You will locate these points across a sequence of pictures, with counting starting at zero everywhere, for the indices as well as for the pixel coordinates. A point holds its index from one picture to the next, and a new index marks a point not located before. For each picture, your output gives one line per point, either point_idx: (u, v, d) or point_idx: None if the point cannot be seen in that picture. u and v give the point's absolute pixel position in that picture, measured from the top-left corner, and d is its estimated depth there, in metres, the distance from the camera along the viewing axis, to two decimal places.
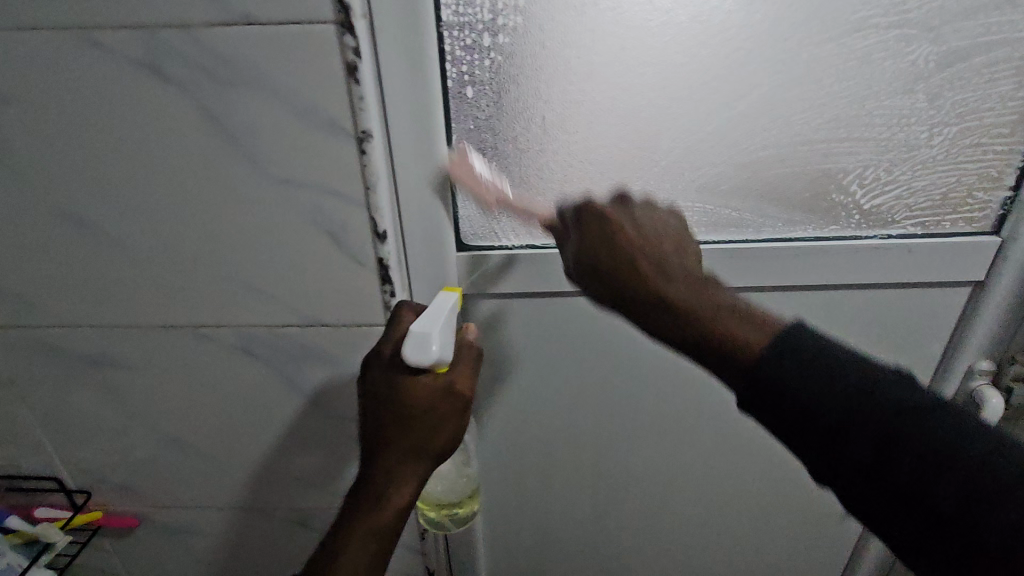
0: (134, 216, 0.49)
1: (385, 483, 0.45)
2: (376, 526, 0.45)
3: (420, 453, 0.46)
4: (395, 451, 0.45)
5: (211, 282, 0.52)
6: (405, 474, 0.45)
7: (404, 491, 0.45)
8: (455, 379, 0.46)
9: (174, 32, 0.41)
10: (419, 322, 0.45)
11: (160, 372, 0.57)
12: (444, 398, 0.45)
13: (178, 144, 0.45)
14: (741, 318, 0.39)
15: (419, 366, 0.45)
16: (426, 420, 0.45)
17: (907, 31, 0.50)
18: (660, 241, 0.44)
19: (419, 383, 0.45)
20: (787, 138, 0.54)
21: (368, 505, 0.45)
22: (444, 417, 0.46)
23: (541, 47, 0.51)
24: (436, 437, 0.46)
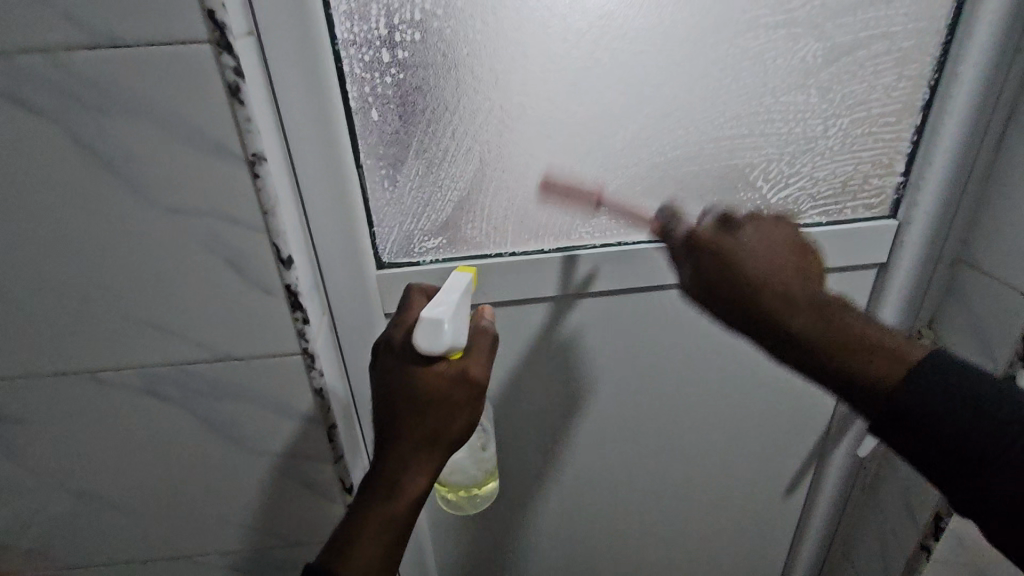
0: (7, 257, 0.44)
1: (399, 473, 0.43)
2: (386, 521, 0.43)
3: (434, 442, 0.44)
4: (408, 438, 0.44)
5: (105, 323, 0.48)
6: (420, 465, 0.44)
7: (419, 480, 0.44)
8: (467, 367, 0.44)
9: (30, 58, 0.38)
10: (431, 308, 0.42)
11: (58, 424, 0.53)
12: (457, 384, 0.43)
13: (49, 177, 0.42)
14: (889, 356, 0.42)
15: (431, 353, 0.42)
16: (439, 407, 0.43)
17: (794, 30, 0.51)
18: (779, 268, 0.45)
19: (431, 370, 0.43)
20: (693, 136, 0.55)
21: (380, 497, 0.43)
22: (458, 406, 0.43)
23: (443, 58, 0.50)
24: (449, 426, 0.44)
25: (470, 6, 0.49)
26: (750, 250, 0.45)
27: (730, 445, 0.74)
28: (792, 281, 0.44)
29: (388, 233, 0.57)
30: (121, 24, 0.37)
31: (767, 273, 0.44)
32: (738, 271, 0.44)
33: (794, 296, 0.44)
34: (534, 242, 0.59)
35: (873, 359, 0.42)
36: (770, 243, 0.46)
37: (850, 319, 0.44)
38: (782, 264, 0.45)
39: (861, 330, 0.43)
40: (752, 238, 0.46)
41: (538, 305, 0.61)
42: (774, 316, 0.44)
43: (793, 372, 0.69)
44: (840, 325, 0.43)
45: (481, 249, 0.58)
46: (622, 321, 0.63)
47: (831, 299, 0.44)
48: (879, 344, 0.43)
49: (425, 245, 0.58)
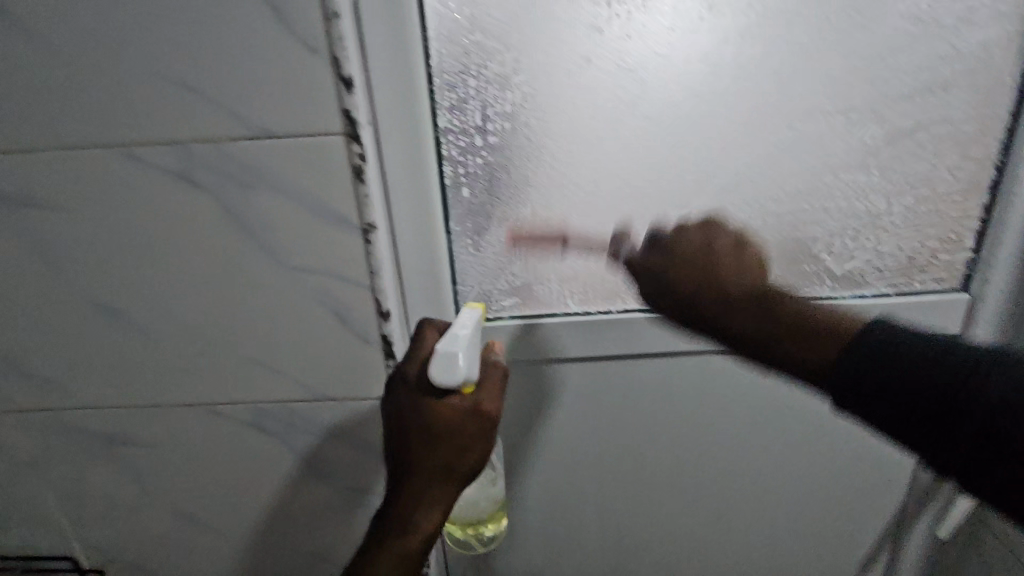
0: (158, 302, 0.53)
1: (414, 508, 0.45)
2: (402, 555, 0.45)
3: (449, 477, 0.46)
4: (424, 473, 0.46)
5: (228, 361, 0.55)
6: (431, 500, 0.46)
7: (431, 517, 0.46)
8: (479, 399, 0.46)
9: (203, 145, 0.47)
10: (444, 341, 0.46)
11: (175, 449, 0.60)
12: (471, 416, 0.46)
13: (201, 240, 0.51)
14: (818, 329, 0.42)
15: (445, 387, 0.46)
16: (453, 443, 0.46)
17: (853, 115, 0.55)
18: (722, 255, 0.47)
19: (446, 404, 0.46)
20: (755, 209, 0.59)
21: (396, 533, 0.45)
22: (473, 440, 0.46)
23: (528, 140, 0.57)
24: (463, 461, 0.46)
25: (551, 98, 0.56)
26: (681, 240, 0.48)
27: (798, 516, 0.73)
28: (736, 277, 0.46)
29: (470, 292, 0.62)
30: (273, 120, 0.46)
31: (712, 269, 0.46)
32: (682, 292, 0.47)
33: (731, 295, 0.45)
34: (601, 302, 0.63)
35: (816, 337, 0.42)
36: (710, 230, 0.48)
37: (790, 306, 0.44)
38: (706, 248, 0.48)
39: (800, 307, 0.44)
40: (681, 231, 0.49)
41: (604, 362, 0.64)
42: (729, 334, 0.45)
43: (863, 442, 0.68)
44: (779, 307, 0.44)
45: (552, 308, 0.63)
46: (686, 382, 0.65)
47: (760, 287, 0.45)
48: (818, 318, 0.43)
49: (501, 304, 0.63)
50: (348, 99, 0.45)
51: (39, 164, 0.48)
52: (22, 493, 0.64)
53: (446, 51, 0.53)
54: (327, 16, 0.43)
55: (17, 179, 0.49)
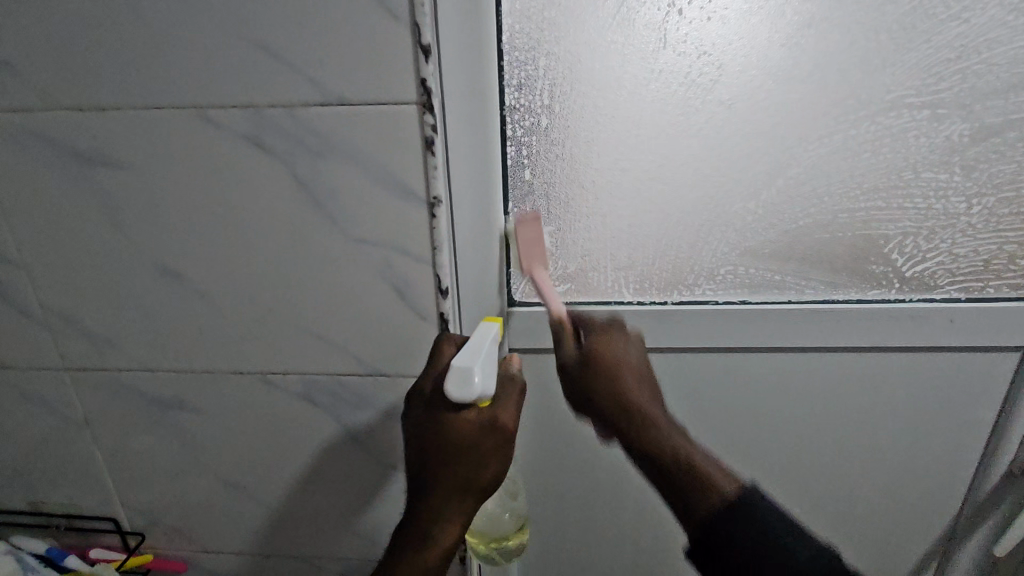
0: (219, 267, 0.53)
1: (431, 523, 0.46)
2: (421, 569, 0.46)
3: (465, 492, 0.47)
4: (441, 489, 0.47)
5: (283, 330, 0.55)
6: (450, 514, 0.47)
7: (448, 530, 0.47)
8: (495, 415, 0.47)
9: (277, 110, 0.47)
10: (459, 358, 0.45)
11: (223, 416, 0.60)
12: (486, 434, 0.46)
13: (266, 206, 0.50)
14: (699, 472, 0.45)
15: (461, 401, 0.45)
16: (469, 459, 0.46)
17: (939, 110, 0.53)
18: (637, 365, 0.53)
19: (462, 419, 0.46)
20: (826, 202, 0.57)
21: (413, 548, 0.46)
22: (487, 456, 0.47)
23: (594, 121, 0.56)
24: (480, 476, 0.47)
25: (621, 81, 0.54)
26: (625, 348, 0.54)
27: (841, 526, 0.71)
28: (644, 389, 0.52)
29: (523, 277, 0.61)
30: (349, 87, 0.46)
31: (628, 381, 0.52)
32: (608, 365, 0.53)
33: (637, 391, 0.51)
34: (656, 292, 0.61)
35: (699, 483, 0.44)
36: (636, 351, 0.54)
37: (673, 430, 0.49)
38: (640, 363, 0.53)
39: (689, 443, 0.48)
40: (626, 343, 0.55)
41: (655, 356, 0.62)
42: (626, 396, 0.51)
43: (917, 454, 0.66)
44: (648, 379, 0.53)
45: (606, 296, 0.62)
46: (739, 381, 0.63)
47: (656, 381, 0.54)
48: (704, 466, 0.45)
49: (554, 291, 0.62)
50: (425, 67, 0.45)
51: (114, 123, 0.49)
52: (70, 450, 0.65)
53: (519, 25, 0.52)
54: None
55: (90, 136, 0.49)
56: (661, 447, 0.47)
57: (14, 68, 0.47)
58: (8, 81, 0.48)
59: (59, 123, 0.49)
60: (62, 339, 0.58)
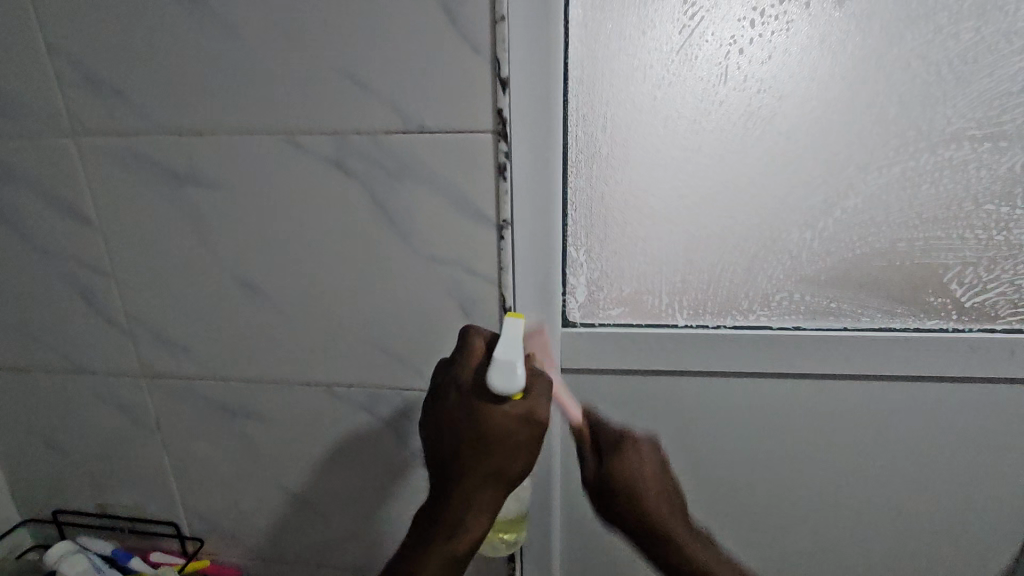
0: (294, 282, 0.56)
1: (462, 512, 0.43)
2: (449, 556, 0.43)
3: (498, 480, 0.43)
4: (473, 477, 0.42)
5: (351, 343, 0.58)
6: (480, 505, 0.43)
7: (479, 521, 0.43)
8: (533, 407, 0.43)
9: (361, 137, 0.50)
10: (500, 349, 0.42)
11: (287, 426, 0.63)
12: (524, 426, 0.42)
13: (344, 225, 0.53)
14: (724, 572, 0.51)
15: (503, 395, 0.42)
16: (505, 448, 0.42)
17: (999, 142, 0.53)
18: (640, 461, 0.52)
19: (500, 410, 0.42)
20: (885, 231, 0.57)
21: (442, 535, 0.43)
22: (524, 446, 0.43)
23: (655, 148, 0.57)
24: (512, 467, 0.43)
25: (682, 109, 0.56)
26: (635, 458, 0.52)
27: (899, 563, 0.69)
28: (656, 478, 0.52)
29: (577, 296, 0.62)
30: (430, 116, 0.49)
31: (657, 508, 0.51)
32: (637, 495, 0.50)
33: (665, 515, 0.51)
34: (711, 317, 0.62)
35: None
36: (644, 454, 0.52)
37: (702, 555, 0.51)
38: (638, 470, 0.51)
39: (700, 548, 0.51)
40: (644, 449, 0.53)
41: (706, 379, 0.63)
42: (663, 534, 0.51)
43: (980, 490, 0.64)
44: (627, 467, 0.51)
45: (660, 319, 0.62)
46: (796, 410, 0.62)
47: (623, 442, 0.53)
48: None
49: (608, 312, 0.63)
50: (502, 99, 0.47)
51: (208, 146, 0.52)
52: (139, 454, 0.68)
53: (587, 59, 0.54)
54: (495, 18, 0.45)
55: (186, 159, 0.53)
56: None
57: (123, 96, 0.52)
58: (116, 106, 0.52)
59: (159, 147, 0.53)
60: (142, 347, 0.62)
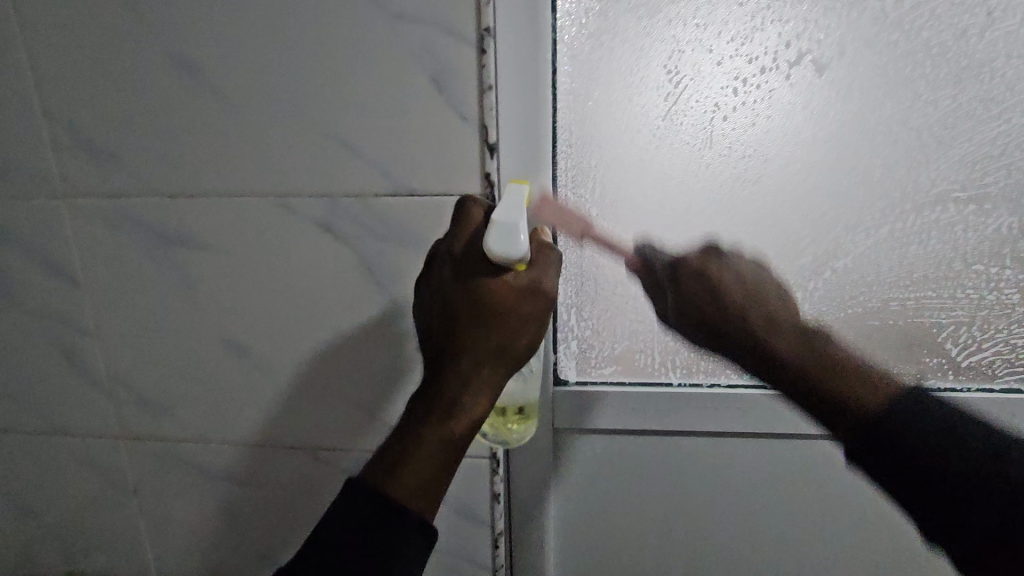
0: (279, 342, 0.55)
1: (459, 392, 0.39)
2: (444, 438, 0.39)
3: (499, 360, 0.40)
4: (471, 352, 0.39)
5: (336, 404, 0.56)
6: (480, 384, 0.39)
7: (479, 402, 0.39)
8: (536, 279, 0.40)
9: (350, 199, 0.50)
10: (501, 211, 0.39)
11: (268, 489, 0.61)
12: (527, 298, 0.40)
13: (333, 285, 0.53)
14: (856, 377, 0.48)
15: (503, 258, 0.39)
16: (509, 320, 0.39)
17: (985, 204, 0.54)
18: (736, 293, 0.55)
19: (500, 280, 0.40)
20: (876, 289, 0.57)
21: (434, 419, 0.39)
22: (526, 321, 0.40)
23: (643, 207, 0.58)
24: (516, 342, 0.40)
25: (671, 171, 0.57)
26: (737, 279, 0.55)
27: None
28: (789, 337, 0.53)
29: (570, 353, 0.62)
30: (418, 179, 0.49)
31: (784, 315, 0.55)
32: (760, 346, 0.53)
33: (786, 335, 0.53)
34: (705, 376, 0.61)
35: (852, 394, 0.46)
36: (732, 275, 0.55)
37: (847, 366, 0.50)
38: (742, 303, 0.54)
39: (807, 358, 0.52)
40: (728, 270, 0.56)
41: (700, 441, 0.61)
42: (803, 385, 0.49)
43: None
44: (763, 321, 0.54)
45: (653, 378, 0.61)
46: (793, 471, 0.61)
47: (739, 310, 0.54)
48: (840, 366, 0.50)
49: (601, 370, 0.62)
50: (489, 163, 0.48)
51: (198, 208, 0.53)
52: (115, 518, 0.65)
53: (575, 123, 0.55)
54: (483, 87, 0.46)
55: (174, 219, 0.53)
56: (786, 375, 0.50)
57: (115, 158, 0.52)
58: (108, 168, 0.53)
59: (148, 207, 0.53)
60: (122, 407, 0.60)
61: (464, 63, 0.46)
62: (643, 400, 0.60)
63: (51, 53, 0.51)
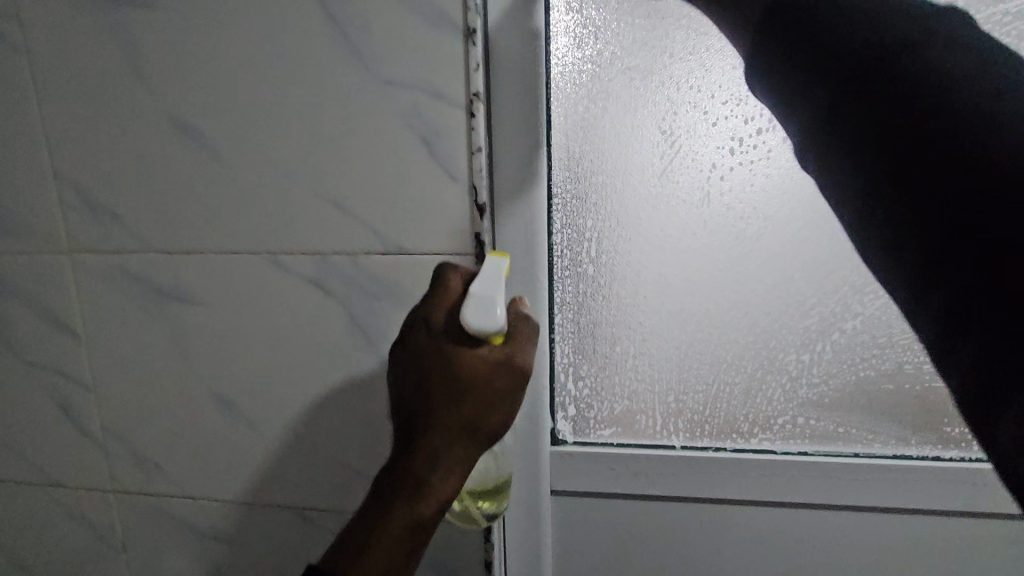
0: (269, 400, 0.55)
1: (429, 470, 0.38)
2: (414, 517, 0.38)
3: (471, 438, 0.38)
4: (442, 428, 0.38)
5: (325, 464, 0.55)
6: (451, 462, 0.38)
7: (448, 482, 0.38)
8: (512, 353, 0.39)
9: (342, 258, 0.50)
10: (479, 284, 0.39)
11: (256, 550, 0.59)
12: (499, 373, 0.38)
13: (323, 344, 0.52)
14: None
15: (478, 333, 0.38)
16: (480, 397, 0.38)
17: None
18: None
19: (473, 355, 0.38)
20: (890, 351, 0.54)
21: (404, 496, 0.38)
22: (499, 398, 0.38)
23: (640, 265, 0.57)
24: (488, 420, 0.38)
25: (668, 228, 0.56)
26: None
27: None
28: None
29: (568, 414, 0.60)
30: (409, 239, 0.49)
31: None
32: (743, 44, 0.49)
33: None
34: (710, 440, 0.58)
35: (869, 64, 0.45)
36: None
37: None
38: None
39: None
40: None
41: (706, 510, 0.58)
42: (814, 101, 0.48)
43: None
44: None
45: (655, 440, 0.58)
46: (808, 543, 0.57)
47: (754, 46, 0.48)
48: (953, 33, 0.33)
49: (600, 433, 0.60)
50: (479, 224, 0.48)
51: (194, 263, 0.53)
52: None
53: (571, 181, 0.55)
54: (472, 150, 0.47)
55: (171, 275, 0.54)
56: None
57: (119, 217, 0.54)
58: (110, 226, 0.54)
59: (146, 264, 0.54)
60: (115, 461, 0.60)
61: (453, 126, 0.47)
62: (644, 465, 0.57)
63: (63, 119, 0.53)
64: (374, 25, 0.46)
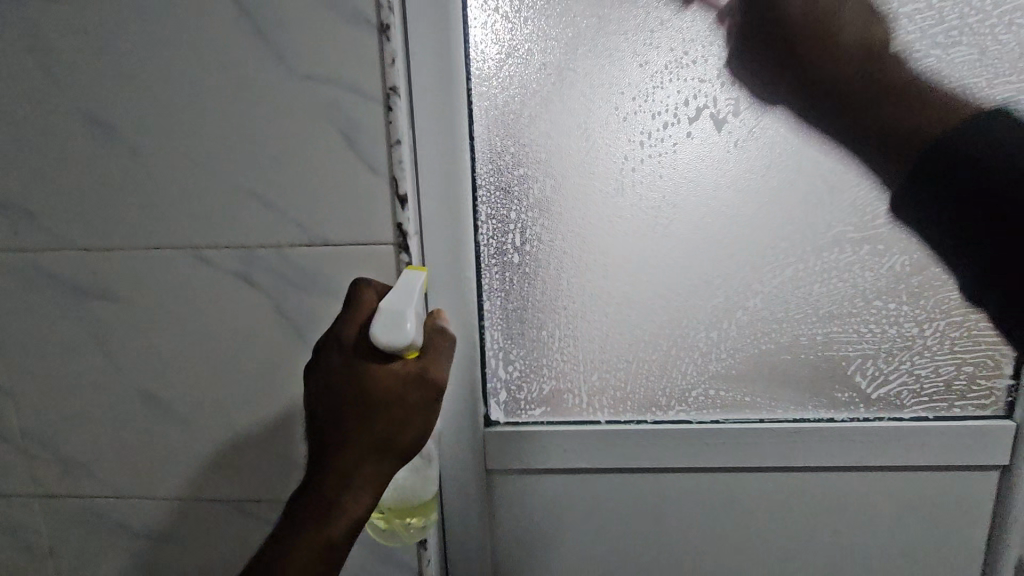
0: (196, 394, 0.55)
1: (341, 489, 0.40)
2: (326, 539, 0.40)
3: (384, 453, 0.41)
4: (355, 448, 0.40)
5: (257, 455, 0.56)
6: (362, 480, 0.40)
7: (360, 500, 0.40)
8: (427, 366, 0.41)
9: (266, 250, 0.51)
10: (392, 300, 0.40)
11: (190, 545, 0.59)
12: (413, 387, 0.40)
13: (252, 337, 0.53)
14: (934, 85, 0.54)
15: (390, 349, 0.39)
16: (393, 413, 0.40)
17: (878, 245, 0.57)
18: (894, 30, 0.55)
19: (387, 370, 0.40)
20: (787, 325, 0.60)
21: (317, 517, 0.40)
22: (412, 413, 0.41)
23: (562, 252, 0.60)
24: (401, 434, 0.41)
25: (586, 217, 0.59)
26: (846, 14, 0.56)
27: None
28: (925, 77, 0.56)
29: (499, 396, 0.62)
30: (332, 230, 0.50)
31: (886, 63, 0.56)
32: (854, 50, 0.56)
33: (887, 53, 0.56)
34: (632, 412, 0.62)
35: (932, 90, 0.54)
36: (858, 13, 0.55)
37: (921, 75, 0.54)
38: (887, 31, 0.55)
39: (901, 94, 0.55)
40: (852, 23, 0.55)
41: (629, 478, 0.62)
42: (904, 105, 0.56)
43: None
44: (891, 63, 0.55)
45: (581, 417, 0.62)
46: (721, 502, 0.62)
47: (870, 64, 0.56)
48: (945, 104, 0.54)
49: (530, 412, 0.63)
50: (400, 214, 0.49)
51: (114, 259, 0.53)
52: None
53: (493, 172, 0.57)
54: (391, 142, 0.48)
55: (89, 273, 0.53)
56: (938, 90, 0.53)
57: (30, 214, 0.52)
58: (23, 225, 0.53)
59: (62, 262, 0.53)
60: (36, 465, 0.58)
61: (371, 119, 0.48)
62: (570, 440, 0.60)
63: None
64: (288, 20, 0.47)
